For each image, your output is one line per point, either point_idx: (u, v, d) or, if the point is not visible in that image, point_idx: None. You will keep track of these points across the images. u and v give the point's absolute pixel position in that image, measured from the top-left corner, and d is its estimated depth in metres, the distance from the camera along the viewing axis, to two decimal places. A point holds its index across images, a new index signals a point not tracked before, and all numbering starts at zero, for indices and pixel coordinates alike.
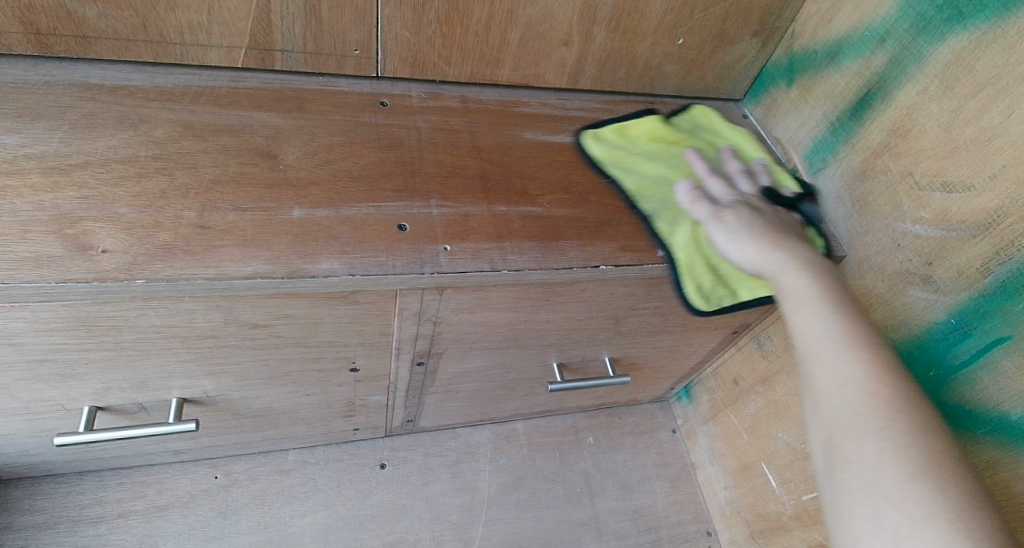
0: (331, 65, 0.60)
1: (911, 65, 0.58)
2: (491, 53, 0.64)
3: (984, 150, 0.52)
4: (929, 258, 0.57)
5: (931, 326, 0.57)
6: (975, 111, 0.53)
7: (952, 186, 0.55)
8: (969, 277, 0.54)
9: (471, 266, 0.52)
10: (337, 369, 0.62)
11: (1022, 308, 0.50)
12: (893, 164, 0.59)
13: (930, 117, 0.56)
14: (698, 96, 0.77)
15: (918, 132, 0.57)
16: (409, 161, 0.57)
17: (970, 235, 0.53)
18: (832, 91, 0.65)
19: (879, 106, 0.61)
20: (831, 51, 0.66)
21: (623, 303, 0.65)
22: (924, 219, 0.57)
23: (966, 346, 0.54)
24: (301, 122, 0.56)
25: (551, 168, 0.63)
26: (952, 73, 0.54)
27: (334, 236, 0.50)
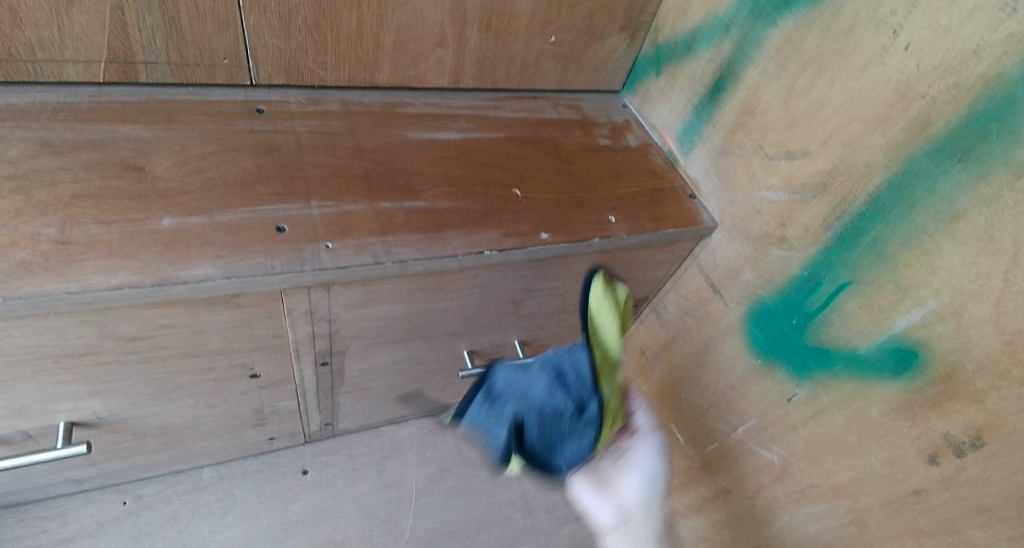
0: (200, 74, 0.60)
1: (752, 49, 0.64)
2: (367, 56, 0.65)
3: (816, 119, 0.59)
4: (782, 220, 0.64)
5: (790, 279, 0.64)
6: (803, 87, 0.60)
7: (793, 154, 0.62)
8: (814, 233, 0.61)
9: (354, 261, 0.54)
10: (235, 377, 0.61)
11: (856, 255, 0.57)
12: (746, 139, 0.67)
13: (771, 94, 0.63)
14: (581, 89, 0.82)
15: (763, 109, 0.64)
16: (287, 165, 0.58)
17: (810, 196, 0.60)
18: (692, 77, 0.72)
19: (729, 89, 0.68)
20: (688, 40, 0.71)
21: (517, 286, 0.68)
22: (774, 186, 0.64)
23: (818, 293, 0.61)
24: (171, 134, 0.56)
25: (435, 165, 0.65)
26: (785, 54, 0.61)
27: (208, 242, 0.50)
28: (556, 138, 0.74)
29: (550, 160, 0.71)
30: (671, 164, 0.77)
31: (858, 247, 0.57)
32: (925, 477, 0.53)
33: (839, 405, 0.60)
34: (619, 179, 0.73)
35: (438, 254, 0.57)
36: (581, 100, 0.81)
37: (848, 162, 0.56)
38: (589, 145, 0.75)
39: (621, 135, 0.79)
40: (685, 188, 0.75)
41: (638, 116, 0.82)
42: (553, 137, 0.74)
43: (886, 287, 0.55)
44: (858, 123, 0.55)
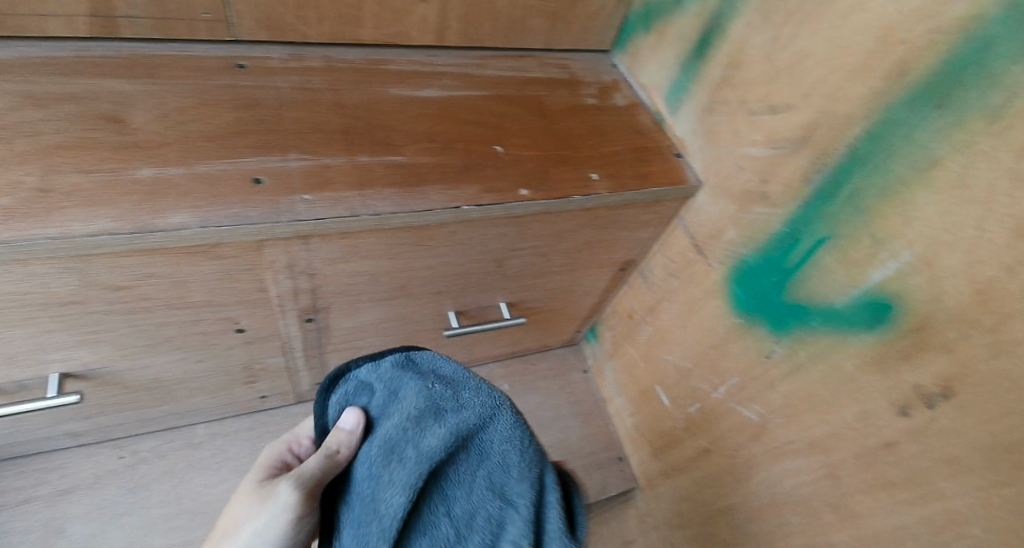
0: (181, 30, 0.60)
1: (739, 1, 0.63)
2: (349, 12, 0.66)
3: (798, 71, 0.59)
4: (764, 176, 0.64)
5: (771, 237, 0.64)
6: (789, 36, 0.59)
7: (776, 107, 0.61)
8: (795, 188, 0.60)
9: (330, 213, 0.54)
10: (221, 331, 0.62)
11: (834, 209, 0.57)
12: (730, 94, 0.66)
13: (755, 47, 0.62)
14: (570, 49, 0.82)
15: (748, 63, 0.63)
16: (266, 119, 0.59)
17: (792, 149, 0.60)
18: (680, 33, 0.71)
19: (715, 43, 0.67)
20: None
21: (499, 245, 0.68)
22: (758, 141, 0.64)
23: (798, 250, 0.61)
24: (152, 87, 0.56)
25: (416, 121, 0.66)
26: (770, 5, 0.60)
27: (186, 192, 0.50)
28: (542, 96, 0.74)
29: (534, 118, 0.71)
30: (659, 123, 0.76)
31: (835, 201, 0.57)
32: (895, 430, 0.54)
33: (816, 360, 0.60)
34: (603, 138, 0.72)
35: (414, 208, 0.58)
36: (571, 60, 0.81)
37: (828, 114, 0.56)
38: (573, 104, 0.75)
39: (609, 95, 0.78)
40: (672, 148, 0.74)
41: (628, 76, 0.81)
42: (538, 95, 0.74)
43: (862, 241, 0.55)
44: (840, 72, 0.55)
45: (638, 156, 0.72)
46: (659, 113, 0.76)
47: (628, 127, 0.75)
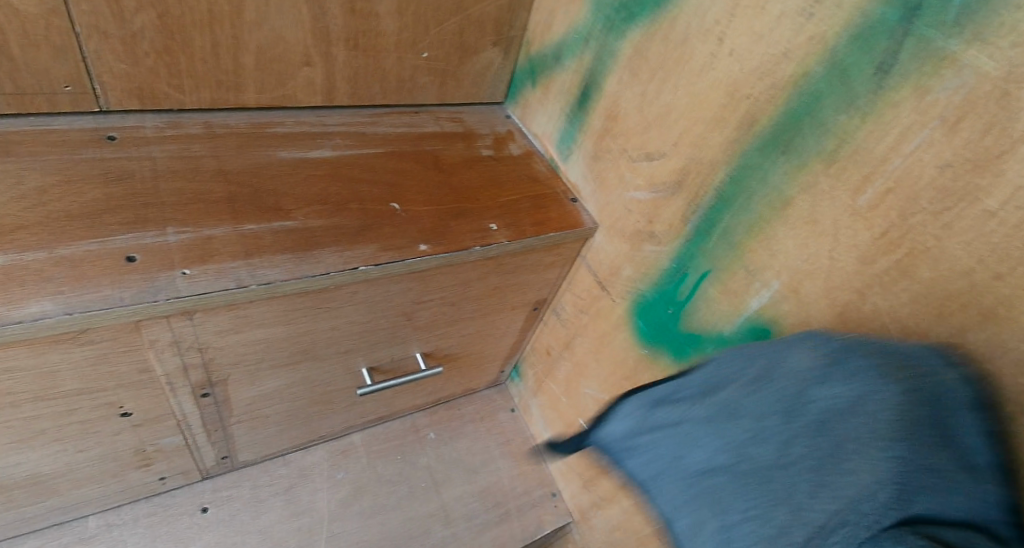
0: (41, 104, 0.57)
1: (608, 59, 0.68)
2: (230, 79, 0.65)
3: (666, 123, 0.63)
4: (649, 217, 0.67)
5: (662, 273, 0.67)
6: (654, 94, 0.63)
7: (653, 154, 0.65)
8: (676, 227, 0.64)
9: (215, 286, 0.52)
10: (104, 416, 0.58)
11: (712, 244, 0.60)
12: (612, 143, 0.70)
13: (629, 101, 0.66)
14: (464, 102, 0.86)
15: (624, 115, 0.67)
16: (142, 191, 0.57)
17: (670, 192, 0.63)
18: (562, 87, 0.75)
19: (593, 97, 0.71)
20: (556, 52, 0.75)
21: (404, 299, 0.67)
22: (641, 186, 0.67)
23: (686, 284, 0.64)
24: (7, 166, 0.54)
25: (308, 183, 0.65)
26: (635, 62, 0.65)
27: (47, 278, 0.47)
28: (435, 151, 0.77)
29: (429, 173, 0.73)
30: (553, 170, 0.79)
31: (712, 237, 0.60)
32: None
33: None
34: (499, 186, 0.75)
35: (308, 269, 0.57)
36: (463, 114, 0.84)
37: (696, 160, 0.60)
38: (470, 157, 0.78)
39: (505, 145, 0.82)
40: (567, 193, 0.77)
41: (523, 127, 0.85)
42: (432, 149, 0.77)
43: (737, 271, 0.58)
44: (697, 126, 0.59)
45: (535, 203, 0.75)
46: (553, 160, 0.80)
47: (522, 175, 0.78)
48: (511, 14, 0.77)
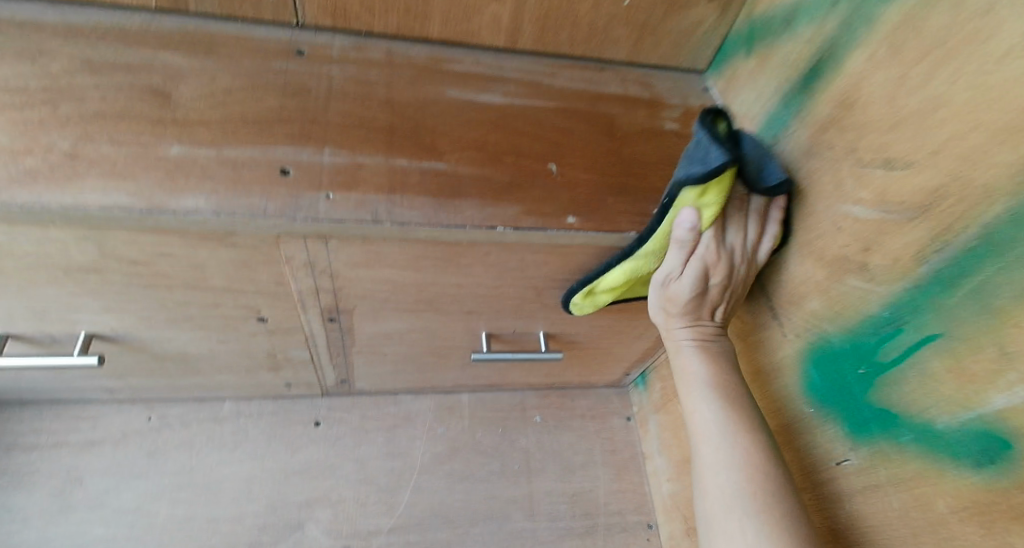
0: (246, 9, 0.60)
1: (861, 26, 0.53)
2: (417, 6, 0.63)
3: (927, 123, 0.47)
4: (866, 244, 0.51)
5: (863, 320, 0.52)
6: (920, 78, 0.48)
7: (893, 162, 0.49)
8: (904, 266, 0.48)
9: (351, 217, 0.50)
10: (243, 317, 0.61)
11: (954, 301, 0.45)
12: (837, 139, 0.54)
13: (876, 85, 0.51)
14: (656, 66, 0.74)
15: (863, 103, 0.52)
16: (310, 107, 0.56)
17: (908, 218, 0.48)
18: (786, 59, 0.61)
19: (828, 74, 0.56)
20: (788, 16, 0.62)
21: (539, 272, 0.61)
22: (863, 201, 0.51)
23: (897, 343, 0.49)
24: (205, 64, 0.56)
25: (469, 127, 0.61)
26: (900, 37, 0.50)
27: (208, 175, 0.48)
28: (611, 115, 0.67)
29: (600, 139, 0.64)
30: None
31: (957, 292, 0.45)
32: None
33: (897, 483, 0.49)
34: (673, 171, 0.63)
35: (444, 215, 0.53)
36: (654, 79, 0.73)
37: (961, 181, 0.44)
38: (646, 129, 0.67)
39: (692, 122, 0.69)
40: None
41: (720, 103, 0.71)
42: (607, 113, 0.67)
43: (984, 349, 0.43)
44: (982, 132, 0.43)
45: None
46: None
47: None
48: None
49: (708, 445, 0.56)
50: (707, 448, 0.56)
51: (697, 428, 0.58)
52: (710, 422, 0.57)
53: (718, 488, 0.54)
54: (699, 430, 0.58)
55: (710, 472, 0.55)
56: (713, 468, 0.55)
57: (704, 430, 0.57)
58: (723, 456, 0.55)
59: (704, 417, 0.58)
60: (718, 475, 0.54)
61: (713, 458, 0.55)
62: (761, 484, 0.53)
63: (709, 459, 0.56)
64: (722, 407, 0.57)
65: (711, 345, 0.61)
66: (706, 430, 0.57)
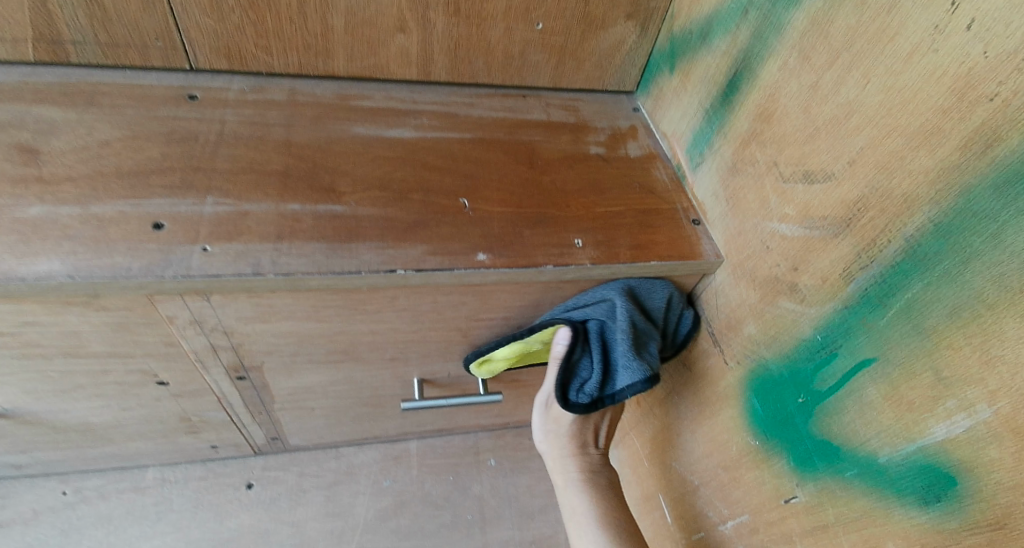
0: (133, 57, 0.56)
1: (771, 36, 0.52)
2: (317, 43, 0.60)
3: (842, 130, 0.45)
4: (794, 262, 0.49)
5: (799, 344, 0.49)
6: (829, 86, 0.46)
7: (813, 175, 0.48)
8: (833, 285, 0.46)
9: (228, 270, 0.46)
10: (140, 381, 0.56)
11: (885, 321, 0.42)
12: (759, 153, 0.53)
13: (790, 96, 0.50)
14: (583, 87, 0.75)
15: (781, 114, 0.51)
16: (197, 156, 0.52)
17: (834, 232, 0.46)
18: (705, 74, 0.61)
19: (745, 88, 0.55)
20: (703, 30, 0.61)
21: (458, 313, 0.57)
22: (789, 217, 0.50)
23: (833, 369, 0.46)
24: (83, 116, 0.52)
25: (373, 165, 0.57)
26: (809, 42, 0.48)
27: (68, 236, 0.44)
28: (534, 141, 0.66)
29: (522, 166, 0.63)
30: (678, 180, 0.65)
31: (888, 312, 0.42)
32: None
33: (846, 526, 0.44)
34: (602, 194, 0.63)
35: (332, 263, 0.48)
36: (581, 101, 0.74)
37: (880, 192, 0.42)
38: (571, 152, 0.67)
39: (621, 143, 0.70)
40: (688, 212, 0.62)
41: (651, 122, 0.73)
42: (529, 139, 0.66)
43: (920, 375, 0.40)
44: (897, 136, 0.41)
45: (643, 220, 0.61)
46: (682, 170, 0.66)
47: (637, 183, 0.65)
48: None
49: (566, 495, 0.61)
50: (572, 495, 0.60)
51: (562, 485, 0.62)
52: None
53: (581, 538, 0.57)
54: (559, 489, 0.62)
55: (574, 521, 0.59)
56: (580, 529, 0.58)
57: (564, 488, 0.61)
58: (578, 501, 0.60)
59: (564, 477, 0.62)
60: (581, 527, 0.58)
61: (575, 503, 0.60)
62: (607, 525, 0.58)
63: (574, 509, 0.60)
64: (582, 486, 0.61)
65: (593, 472, 0.62)
66: (563, 484, 0.62)
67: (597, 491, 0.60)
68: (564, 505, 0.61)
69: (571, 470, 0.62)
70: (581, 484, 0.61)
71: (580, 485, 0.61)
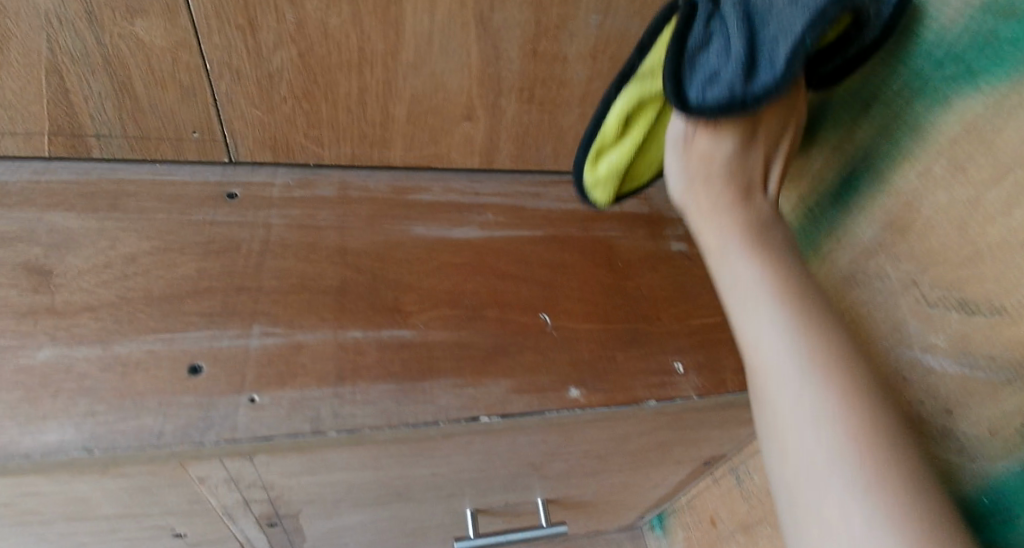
0: (166, 150, 0.48)
1: (907, 137, 0.45)
2: (375, 132, 0.52)
3: (1017, 258, 0.38)
4: (948, 403, 0.43)
5: (958, 498, 0.43)
6: (995, 207, 0.40)
7: (975, 306, 0.41)
8: (1005, 441, 0.39)
9: (281, 429, 0.37)
10: (153, 536, 0.47)
11: None
12: (890, 266, 0.48)
13: (935, 208, 0.44)
14: (653, 172, 0.67)
15: (922, 228, 0.45)
16: (239, 271, 0.44)
17: (1003, 380, 0.39)
18: (810, 167, 0.55)
19: (869, 191, 0.49)
20: (808, 118, 0.55)
21: (536, 451, 0.49)
22: (938, 350, 0.44)
23: (1010, 537, 0.39)
24: (105, 224, 0.44)
25: (440, 274, 0.50)
26: (962, 148, 0.42)
27: (86, 389, 0.35)
28: (610, 237, 0.58)
29: (602, 269, 0.55)
30: None
31: None
32: None
33: None
34: (692, 300, 0.55)
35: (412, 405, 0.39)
36: (652, 187, 0.66)
37: None
38: (652, 251, 0.58)
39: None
40: None
41: None
42: (605, 235, 0.58)
43: None
44: None
45: None
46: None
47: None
48: None
49: (792, 397, 0.37)
50: (783, 389, 0.37)
51: (790, 416, 0.37)
52: (806, 448, 0.35)
53: (799, 468, 0.35)
54: (766, 364, 0.39)
55: (804, 424, 0.36)
56: (810, 424, 0.36)
57: (781, 370, 0.38)
58: (806, 393, 0.36)
59: (788, 358, 0.38)
60: (806, 406, 0.36)
61: (794, 396, 0.37)
62: (861, 416, 0.35)
63: (806, 422, 0.36)
64: (844, 427, 0.35)
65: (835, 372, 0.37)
66: (782, 380, 0.37)
67: (862, 422, 0.35)
68: (779, 420, 0.37)
69: (818, 378, 0.37)
70: (836, 363, 0.37)
71: (837, 378, 0.36)
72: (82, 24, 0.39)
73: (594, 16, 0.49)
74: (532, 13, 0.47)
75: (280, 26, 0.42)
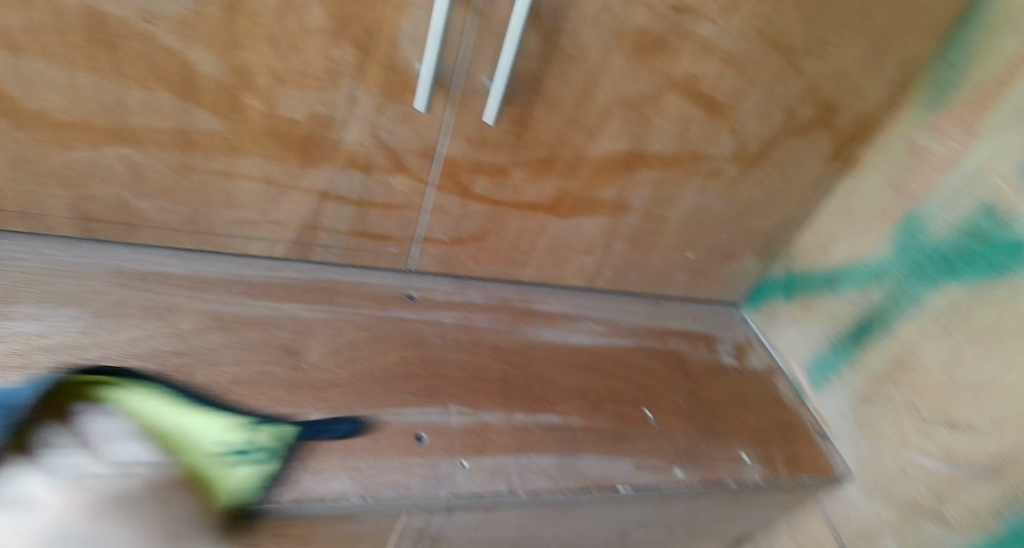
0: (365, 259, 0.62)
1: (908, 305, 0.61)
2: (518, 256, 0.68)
3: (985, 396, 0.54)
4: (939, 495, 0.56)
5: None
6: (975, 359, 0.55)
7: (957, 425, 0.55)
8: (981, 520, 0.53)
9: (488, 488, 0.49)
10: None
11: None
12: (895, 392, 0.61)
13: (931, 355, 0.58)
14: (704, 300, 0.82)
15: (919, 368, 0.59)
16: (431, 361, 0.58)
17: (978, 477, 0.53)
18: (831, 313, 0.70)
19: (876, 336, 0.64)
20: (828, 277, 0.71)
21: (636, 520, 0.59)
22: (932, 453, 0.57)
23: None
24: (330, 317, 0.58)
25: (570, 373, 0.63)
26: (950, 320, 0.57)
27: (352, 450, 0.47)
28: (682, 351, 0.72)
29: (678, 375, 0.67)
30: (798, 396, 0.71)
31: None
32: None
33: None
34: (747, 407, 0.67)
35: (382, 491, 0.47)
36: (702, 312, 0.80)
37: None
38: (717, 365, 0.71)
39: (745, 354, 0.75)
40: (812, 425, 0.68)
41: (760, 335, 0.79)
42: (678, 348, 0.72)
43: None
44: None
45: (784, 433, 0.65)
46: (800, 383, 0.72)
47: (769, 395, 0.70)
48: (784, 229, 0.75)
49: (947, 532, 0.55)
50: None
51: None
52: None
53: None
54: None
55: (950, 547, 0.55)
56: None
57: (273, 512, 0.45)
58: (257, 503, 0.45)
59: None
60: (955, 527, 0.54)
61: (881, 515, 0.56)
62: None
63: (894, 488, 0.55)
64: None
65: None
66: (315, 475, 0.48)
67: None
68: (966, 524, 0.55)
69: None
70: None
71: None
72: (357, 172, 0.54)
73: (695, 193, 0.67)
74: (655, 187, 0.65)
75: (487, 185, 0.59)
